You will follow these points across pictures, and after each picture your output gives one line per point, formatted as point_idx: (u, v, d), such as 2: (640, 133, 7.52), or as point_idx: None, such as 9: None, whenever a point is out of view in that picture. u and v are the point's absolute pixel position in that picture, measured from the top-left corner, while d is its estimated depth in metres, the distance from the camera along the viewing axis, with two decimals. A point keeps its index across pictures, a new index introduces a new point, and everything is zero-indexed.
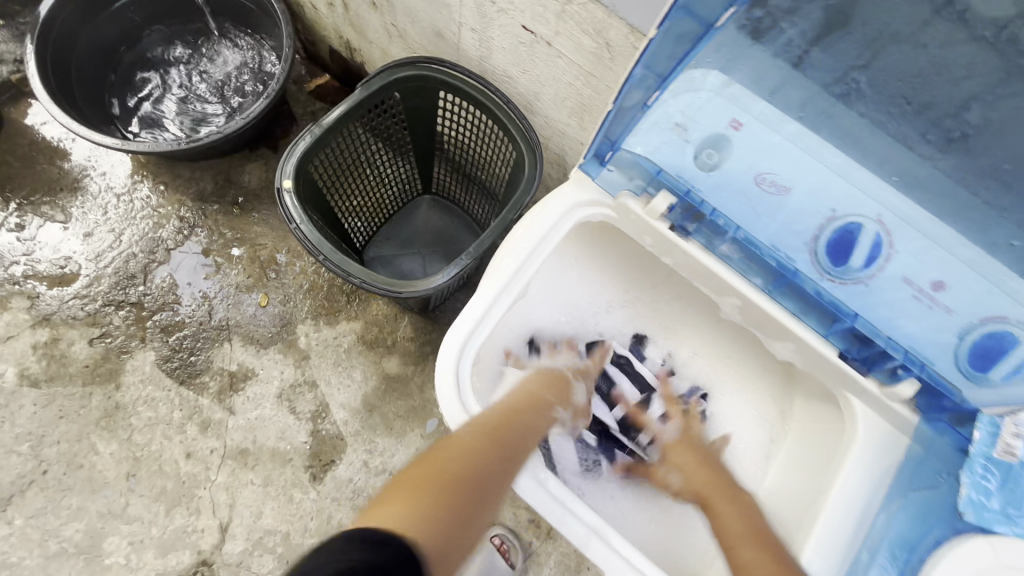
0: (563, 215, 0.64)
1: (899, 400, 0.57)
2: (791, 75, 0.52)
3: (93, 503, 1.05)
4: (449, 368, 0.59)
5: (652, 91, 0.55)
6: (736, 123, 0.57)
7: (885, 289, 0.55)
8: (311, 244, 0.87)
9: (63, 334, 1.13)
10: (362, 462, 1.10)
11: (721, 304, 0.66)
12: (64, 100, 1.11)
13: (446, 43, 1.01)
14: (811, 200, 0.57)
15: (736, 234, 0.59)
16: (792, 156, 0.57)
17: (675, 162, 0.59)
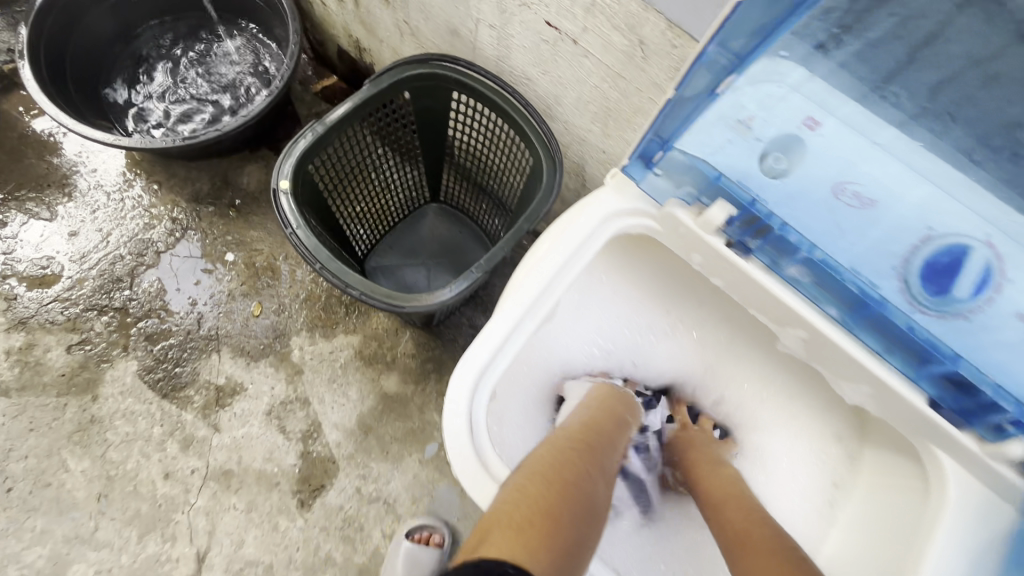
0: (598, 225, 0.58)
1: (1004, 461, 0.48)
2: (866, 73, 0.45)
3: (60, 526, 0.96)
4: (461, 405, 0.52)
5: (724, 76, 0.47)
6: (812, 121, 0.50)
7: (992, 325, 0.47)
8: (308, 251, 0.80)
9: (40, 340, 1.06)
10: (354, 489, 1.01)
11: (782, 336, 0.58)
12: (54, 91, 1.05)
13: (462, 42, 0.94)
14: (906, 217, 0.49)
15: (810, 254, 0.51)
16: (882, 163, 0.49)
17: (737, 166, 0.51)
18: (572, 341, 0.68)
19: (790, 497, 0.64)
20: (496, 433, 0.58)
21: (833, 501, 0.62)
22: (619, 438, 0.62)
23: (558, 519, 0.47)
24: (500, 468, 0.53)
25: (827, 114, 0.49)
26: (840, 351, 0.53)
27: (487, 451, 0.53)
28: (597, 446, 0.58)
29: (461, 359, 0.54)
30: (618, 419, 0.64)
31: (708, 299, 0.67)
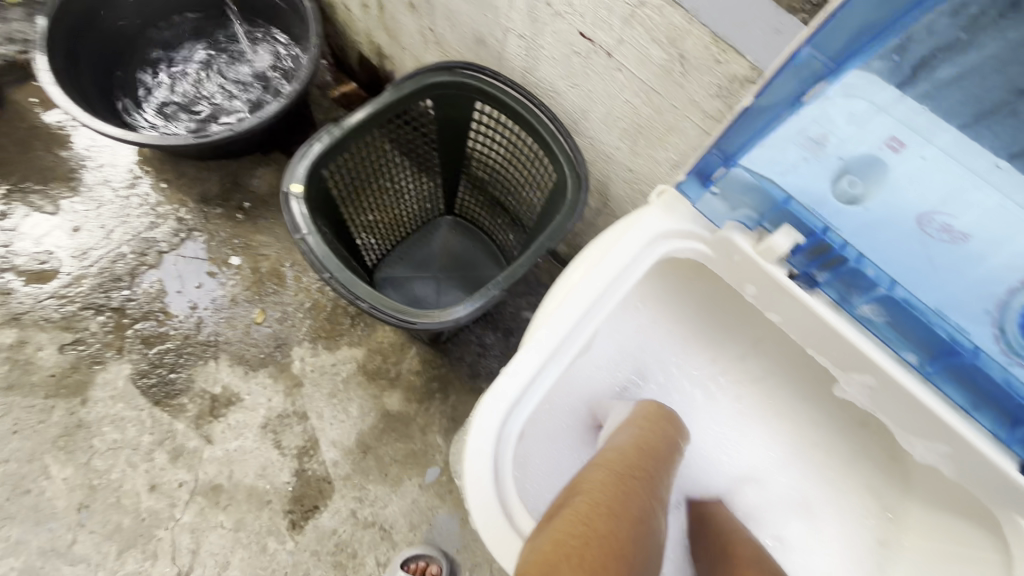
0: (643, 248, 0.54)
1: None
2: (947, 92, 0.41)
3: (35, 537, 0.91)
4: (485, 442, 0.48)
5: (815, 84, 0.43)
6: (896, 142, 0.45)
7: None
8: (317, 259, 0.76)
9: (32, 338, 1.01)
10: (349, 512, 0.95)
11: (845, 381, 0.52)
12: (68, 81, 1.03)
13: (488, 51, 0.91)
14: (1007, 260, 0.44)
15: (892, 291, 0.46)
16: (979, 198, 0.43)
17: (809, 189, 0.47)
18: (603, 370, 0.62)
19: (835, 559, 0.58)
20: (522, 470, 0.53)
21: (882, 565, 0.56)
22: (671, 460, 0.55)
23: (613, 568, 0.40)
24: (525, 516, 0.48)
25: (914, 134, 0.44)
26: (917, 405, 0.48)
27: (511, 495, 0.48)
28: (648, 470, 0.51)
29: (487, 391, 0.50)
30: (667, 436, 0.56)
31: (751, 335, 0.62)
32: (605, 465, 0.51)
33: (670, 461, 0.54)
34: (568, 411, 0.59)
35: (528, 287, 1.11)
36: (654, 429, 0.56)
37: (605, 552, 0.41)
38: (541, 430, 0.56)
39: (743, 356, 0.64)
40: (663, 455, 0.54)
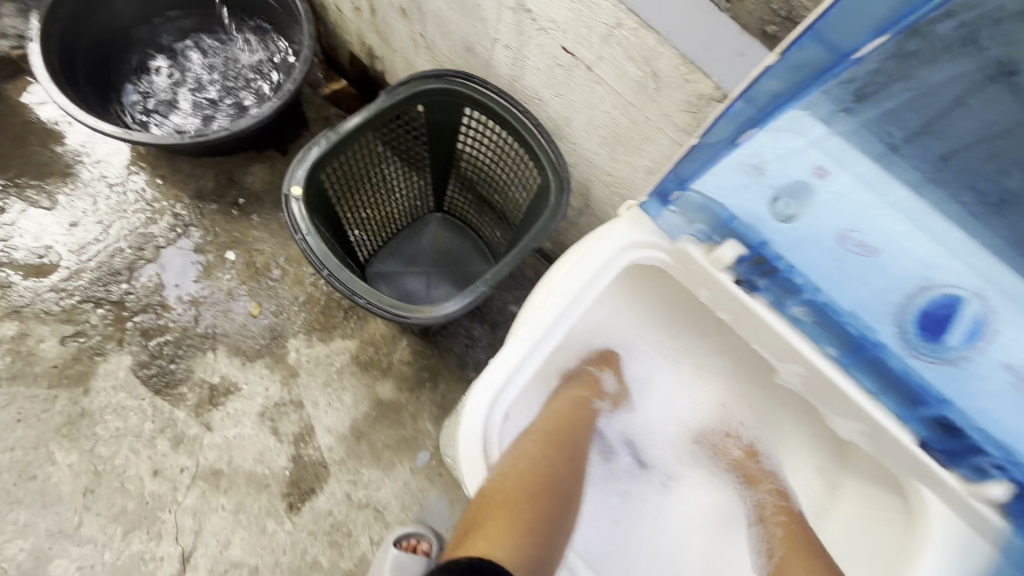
0: (613, 255, 0.60)
1: (985, 501, 0.50)
2: (884, 129, 0.46)
3: (43, 519, 0.95)
4: (475, 426, 0.55)
5: (745, 130, 0.50)
6: (822, 170, 0.49)
7: (983, 377, 0.47)
8: (316, 258, 0.81)
9: (33, 330, 1.05)
10: (344, 494, 1.01)
11: (782, 370, 0.60)
12: (64, 79, 1.05)
13: (476, 59, 0.96)
14: (913, 264, 0.48)
15: (814, 297, 0.53)
16: (892, 219, 0.48)
17: (751, 210, 0.53)
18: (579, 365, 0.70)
19: None
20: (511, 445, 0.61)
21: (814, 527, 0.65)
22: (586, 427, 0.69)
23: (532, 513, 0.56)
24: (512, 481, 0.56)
25: (837, 165, 0.49)
26: (836, 390, 0.55)
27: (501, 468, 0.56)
28: (567, 438, 0.65)
29: (474, 383, 0.56)
30: (588, 407, 0.70)
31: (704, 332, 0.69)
32: (537, 435, 0.62)
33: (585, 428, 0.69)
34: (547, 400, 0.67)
35: (513, 282, 1.17)
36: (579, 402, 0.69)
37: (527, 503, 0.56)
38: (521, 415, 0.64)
39: (701, 352, 0.70)
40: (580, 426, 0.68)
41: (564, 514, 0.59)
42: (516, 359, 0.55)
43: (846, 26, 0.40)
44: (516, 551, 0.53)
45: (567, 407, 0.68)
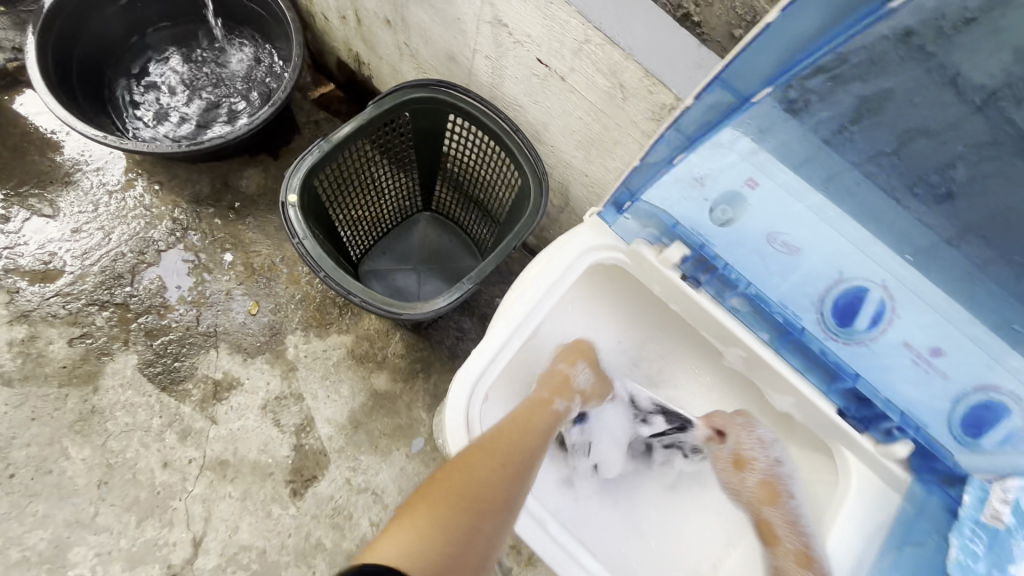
0: (580, 255, 0.66)
1: (893, 459, 0.58)
2: (814, 136, 0.53)
3: (60, 511, 1.01)
4: (459, 409, 0.61)
5: (679, 150, 0.57)
6: (753, 182, 0.59)
7: (887, 353, 0.56)
8: (313, 260, 0.86)
9: (41, 332, 1.10)
10: (344, 479, 1.08)
11: (726, 353, 0.67)
12: (61, 91, 1.09)
13: (458, 67, 1.02)
14: (823, 262, 0.58)
15: (747, 289, 0.61)
16: (810, 222, 0.58)
17: (692, 217, 0.60)
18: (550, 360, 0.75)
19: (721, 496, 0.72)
20: (486, 427, 0.66)
21: None
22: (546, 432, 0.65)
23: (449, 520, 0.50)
24: None
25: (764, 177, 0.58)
26: (770, 369, 0.63)
27: None
28: (521, 443, 0.61)
29: (457, 373, 0.62)
30: (550, 410, 0.67)
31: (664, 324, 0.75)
32: (484, 446, 0.58)
33: (544, 433, 0.64)
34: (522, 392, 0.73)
35: (500, 277, 1.23)
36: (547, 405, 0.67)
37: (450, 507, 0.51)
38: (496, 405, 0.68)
39: (659, 340, 0.77)
40: (538, 429, 0.64)
41: (488, 530, 0.52)
42: (494, 348, 0.62)
43: (744, 77, 0.49)
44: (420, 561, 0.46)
45: (532, 407, 0.66)
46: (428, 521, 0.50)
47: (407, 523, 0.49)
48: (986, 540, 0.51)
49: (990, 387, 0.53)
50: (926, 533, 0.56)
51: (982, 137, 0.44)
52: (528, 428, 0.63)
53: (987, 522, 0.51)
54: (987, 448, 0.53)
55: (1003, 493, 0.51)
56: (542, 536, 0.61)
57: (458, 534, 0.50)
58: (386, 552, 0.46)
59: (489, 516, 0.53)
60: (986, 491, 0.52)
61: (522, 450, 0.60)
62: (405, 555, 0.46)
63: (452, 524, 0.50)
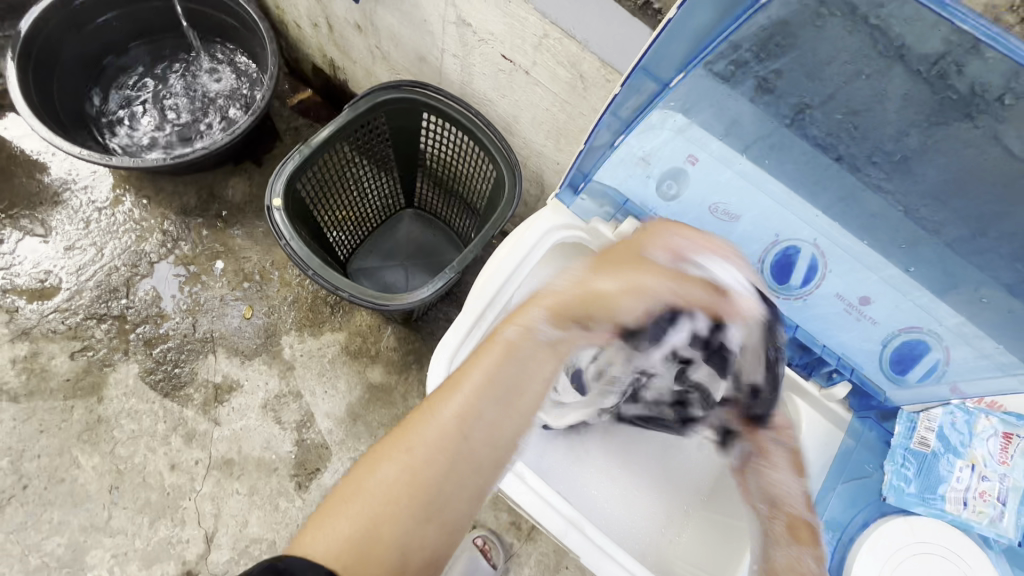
0: (541, 237, 0.71)
1: (835, 400, 0.68)
2: (771, 113, 0.56)
3: (76, 516, 1.06)
4: (439, 380, 0.66)
5: (618, 134, 0.63)
6: (693, 158, 0.63)
7: (820, 304, 0.64)
8: (300, 259, 0.91)
9: (43, 348, 1.14)
10: (347, 469, 1.13)
11: None
12: (45, 114, 1.12)
13: (429, 67, 1.06)
14: (757, 226, 0.64)
15: None
16: (742, 189, 0.63)
17: (640, 194, 0.67)
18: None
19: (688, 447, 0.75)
20: None
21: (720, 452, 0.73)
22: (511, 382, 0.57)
23: (375, 512, 0.50)
24: None
25: (702, 152, 0.63)
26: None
27: None
28: (470, 407, 0.55)
29: (436, 349, 0.67)
30: (518, 342, 0.58)
31: None
32: (425, 419, 0.54)
33: (507, 381, 0.56)
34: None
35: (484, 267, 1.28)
36: (518, 347, 0.57)
37: (376, 495, 0.51)
38: None
39: None
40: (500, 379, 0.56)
41: (421, 512, 0.51)
42: (467, 324, 0.67)
43: (661, 64, 0.54)
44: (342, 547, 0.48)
45: (490, 349, 0.57)
46: (335, 518, 0.50)
47: (333, 515, 0.51)
48: (914, 466, 0.63)
49: (915, 328, 0.60)
50: (869, 465, 0.66)
51: (928, 103, 0.45)
52: (483, 382, 0.55)
53: (915, 448, 0.64)
54: (912, 383, 0.63)
55: (928, 422, 0.63)
56: (519, 487, 0.64)
57: (376, 530, 0.49)
58: (312, 546, 0.48)
59: (398, 506, 0.50)
60: (914, 421, 0.64)
61: (444, 421, 0.54)
62: (321, 545, 0.48)
63: (352, 521, 0.49)
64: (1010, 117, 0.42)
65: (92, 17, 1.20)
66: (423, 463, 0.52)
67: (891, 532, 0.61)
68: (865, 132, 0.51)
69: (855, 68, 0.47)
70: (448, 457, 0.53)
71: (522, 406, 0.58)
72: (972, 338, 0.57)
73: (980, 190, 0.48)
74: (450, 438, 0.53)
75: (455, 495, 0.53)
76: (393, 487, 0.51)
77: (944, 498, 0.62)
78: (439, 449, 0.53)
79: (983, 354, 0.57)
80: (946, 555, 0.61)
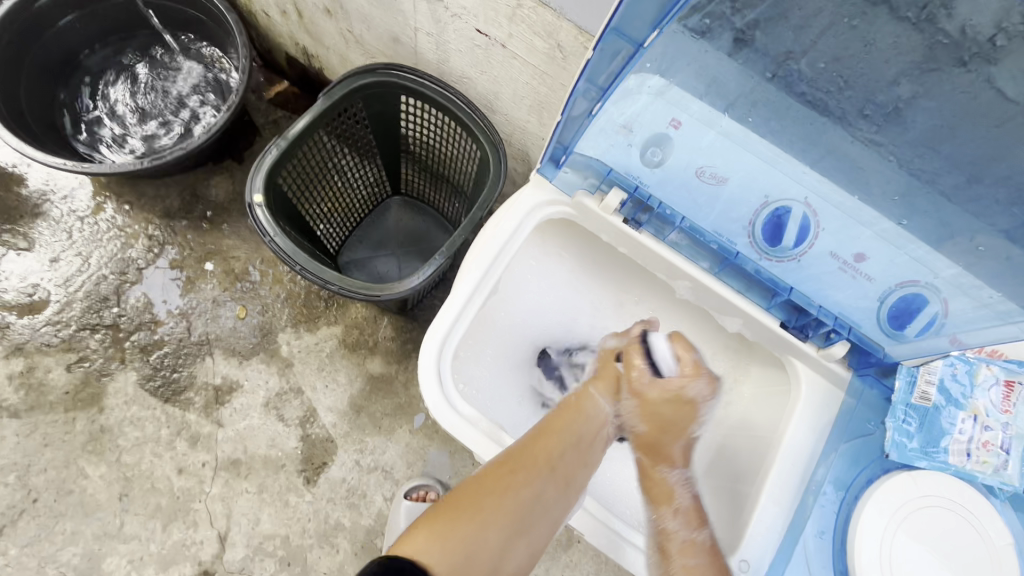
0: (528, 213, 0.71)
1: (833, 359, 0.67)
2: (753, 71, 0.54)
3: (87, 526, 1.06)
4: (430, 371, 0.64)
5: (596, 102, 0.60)
6: (675, 122, 0.61)
7: (815, 263, 0.64)
8: (287, 255, 0.89)
9: (39, 362, 1.13)
10: (354, 461, 1.13)
11: (675, 286, 0.75)
12: (14, 124, 1.09)
13: (403, 47, 1.02)
14: (745, 189, 0.63)
15: (682, 223, 0.68)
16: (726, 150, 0.61)
17: (623, 162, 0.66)
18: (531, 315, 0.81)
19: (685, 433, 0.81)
20: (461, 380, 0.70)
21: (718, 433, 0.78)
22: (588, 435, 0.66)
23: (470, 531, 0.52)
24: (465, 404, 0.65)
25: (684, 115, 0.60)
26: (715, 293, 0.72)
27: (454, 396, 0.65)
28: (558, 451, 0.62)
29: (427, 330, 0.66)
30: (588, 417, 0.67)
31: (622, 271, 0.81)
32: (515, 456, 0.59)
33: (583, 437, 0.65)
34: (495, 348, 0.76)
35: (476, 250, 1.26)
36: (584, 411, 0.67)
37: (476, 514, 0.54)
38: (472, 360, 0.72)
39: (616, 288, 0.83)
40: (579, 435, 0.65)
41: (517, 545, 0.55)
42: (457, 307, 0.66)
43: (633, 24, 0.51)
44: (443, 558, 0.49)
45: (564, 412, 0.67)
46: (443, 527, 0.52)
47: (427, 532, 0.51)
48: (916, 420, 0.63)
49: (911, 282, 0.59)
50: (870, 423, 0.66)
51: (920, 49, 0.44)
52: (563, 433, 0.64)
53: (916, 403, 0.64)
54: (910, 338, 0.63)
55: (928, 375, 0.63)
56: None
57: (470, 552, 0.51)
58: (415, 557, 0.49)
59: (496, 526, 0.54)
60: (913, 375, 0.64)
61: (536, 457, 0.60)
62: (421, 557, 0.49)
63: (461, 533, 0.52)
64: (1001, 59, 0.41)
65: (53, 20, 1.17)
66: (519, 494, 0.57)
67: (895, 488, 0.61)
68: (854, 86, 0.49)
69: (838, 17, 0.45)
70: (545, 495, 0.58)
71: (590, 456, 0.65)
72: (971, 289, 0.56)
73: (973, 136, 0.47)
74: (541, 472, 0.59)
75: (543, 526, 0.58)
76: (491, 510, 0.55)
77: (946, 451, 0.62)
78: (533, 481, 0.58)
79: (982, 304, 0.56)
80: (960, 508, 0.61)
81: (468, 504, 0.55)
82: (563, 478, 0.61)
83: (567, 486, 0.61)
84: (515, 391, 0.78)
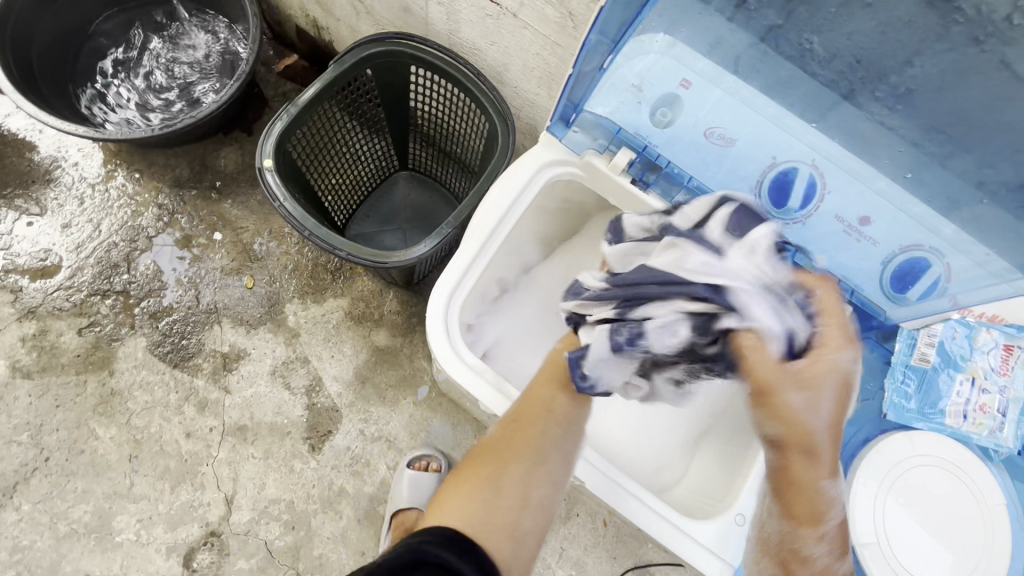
0: (536, 171, 0.72)
1: None
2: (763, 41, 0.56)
3: (99, 485, 1.09)
4: (438, 323, 0.66)
5: (607, 55, 0.60)
6: (685, 82, 0.63)
7: (818, 225, 0.65)
8: (295, 220, 0.90)
9: (52, 325, 1.15)
10: (358, 431, 1.15)
11: None
12: (27, 89, 1.10)
13: (413, 18, 1.02)
14: (753, 147, 0.64)
15: (689, 183, 0.68)
16: (732, 108, 0.63)
17: (632, 121, 0.66)
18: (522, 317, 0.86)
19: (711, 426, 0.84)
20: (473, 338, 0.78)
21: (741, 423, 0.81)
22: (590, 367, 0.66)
23: (489, 479, 0.59)
24: (468, 352, 0.67)
25: (695, 76, 0.63)
26: None
27: (463, 349, 0.67)
28: (554, 392, 0.64)
29: (437, 281, 0.68)
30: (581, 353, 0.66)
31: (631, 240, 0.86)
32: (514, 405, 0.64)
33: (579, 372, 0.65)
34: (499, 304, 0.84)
35: None
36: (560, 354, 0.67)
37: (493, 466, 0.60)
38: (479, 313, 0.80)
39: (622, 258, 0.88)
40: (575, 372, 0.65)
41: (538, 485, 0.60)
42: (465, 261, 0.67)
43: None
44: (469, 507, 0.57)
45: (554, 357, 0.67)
46: (467, 480, 0.60)
47: (457, 491, 0.59)
48: (914, 382, 0.65)
49: (915, 246, 0.61)
50: (869, 385, 0.68)
51: (934, 29, 0.47)
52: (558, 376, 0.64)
53: (916, 364, 0.65)
54: (912, 301, 0.64)
55: (928, 337, 0.65)
56: None
57: (497, 498, 0.58)
58: (445, 513, 0.57)
59: (512, 468, 0.60)
60: (914, 338, 0.66)
61: (536, 401, 0.63)
62: (452, 514, 0.57)
63: (473, 493, 0.58)
64: (1015, 39, 0.44)
65: None
66: (528, 436, 0.61)
67: (895, 447, 0.65)
68: (867, 64, 0.53)
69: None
70: (553, 429, 0.62)
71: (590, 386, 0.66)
72: (968, 246, 0.58)
73: (969, 99, 0.50)
74: (542, 414, 0.62)
75: (558, 461, 0.62)
76: (503, 455, 0.61)
77: (943, 413, 0.64)
78: (537, 424, 0.62)
79: (977, 262, 0.58)
80: (955, 470, 0.64)
81: (491, 455, 0.61)
82: (568, 411, 0.63)
83: (573, 419, 0.63)
84: (517, 348, 0.84)
